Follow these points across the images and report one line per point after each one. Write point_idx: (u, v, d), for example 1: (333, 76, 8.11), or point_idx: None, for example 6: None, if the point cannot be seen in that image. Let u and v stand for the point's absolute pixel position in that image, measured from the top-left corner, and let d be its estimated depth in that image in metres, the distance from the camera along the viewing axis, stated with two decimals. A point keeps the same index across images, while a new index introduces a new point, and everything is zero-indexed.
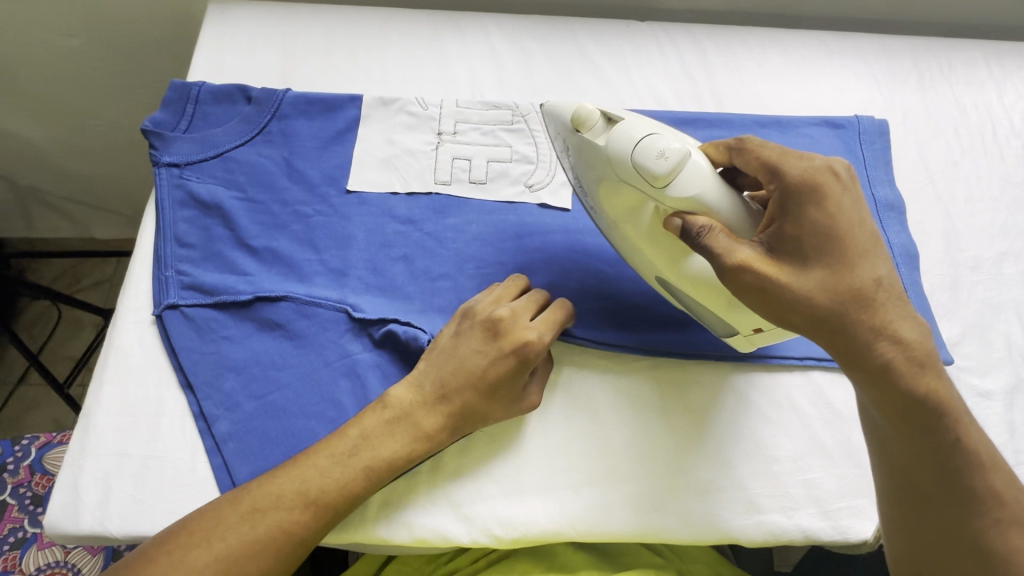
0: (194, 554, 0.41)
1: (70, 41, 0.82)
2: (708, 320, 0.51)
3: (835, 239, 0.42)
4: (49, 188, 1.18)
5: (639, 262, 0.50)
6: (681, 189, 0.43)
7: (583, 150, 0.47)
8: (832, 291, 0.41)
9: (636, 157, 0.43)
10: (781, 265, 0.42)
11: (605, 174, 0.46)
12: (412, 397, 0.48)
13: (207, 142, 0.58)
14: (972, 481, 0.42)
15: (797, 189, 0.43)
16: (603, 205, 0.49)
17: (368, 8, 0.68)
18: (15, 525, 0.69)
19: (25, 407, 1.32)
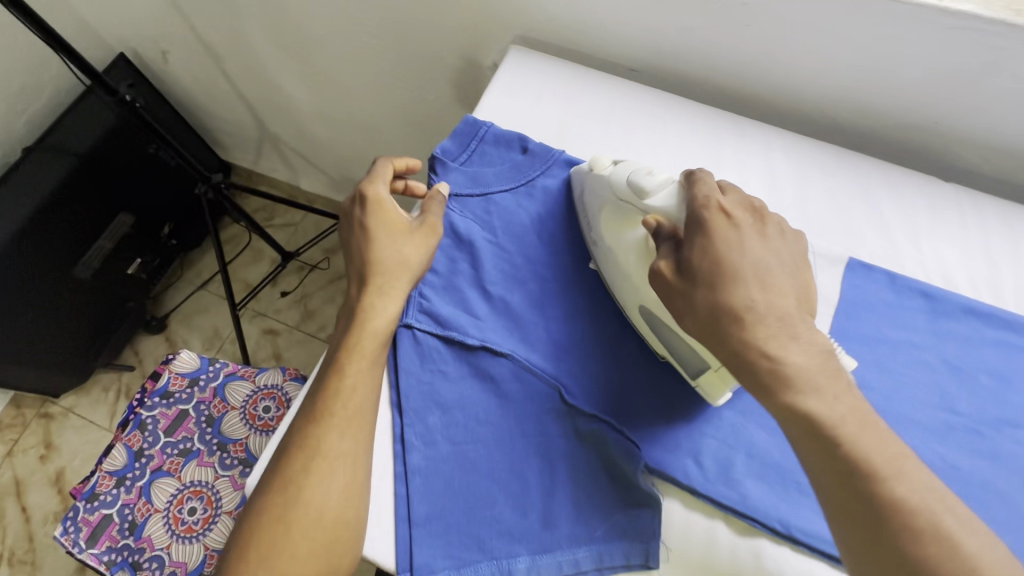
0: (262, 517, 0.44)
1: (370, 40, 0.90)
2: (683, 353, 0.50)
3: (725, 263, 0.45)
4: (287, 138, 1.35)
5: (624, 293, 0.54)
6: (660, 200, 0.51)
7: (592, 179, 0.58)
8: (714, 302, 0.44)
9: (628, 177, 0.52)
10: (682, 277, 0.46)
11: (608, 199, 0.55)
12: (360, 286, 0.52)
13: (477, 180, 0.62)
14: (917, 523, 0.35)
15: (698, 214, 0.47)
16: (601, 231, 0.56)
17: (652, 90, 0.68)
18: (188, 434, 0.79)
19: (197, 309, 1.51)
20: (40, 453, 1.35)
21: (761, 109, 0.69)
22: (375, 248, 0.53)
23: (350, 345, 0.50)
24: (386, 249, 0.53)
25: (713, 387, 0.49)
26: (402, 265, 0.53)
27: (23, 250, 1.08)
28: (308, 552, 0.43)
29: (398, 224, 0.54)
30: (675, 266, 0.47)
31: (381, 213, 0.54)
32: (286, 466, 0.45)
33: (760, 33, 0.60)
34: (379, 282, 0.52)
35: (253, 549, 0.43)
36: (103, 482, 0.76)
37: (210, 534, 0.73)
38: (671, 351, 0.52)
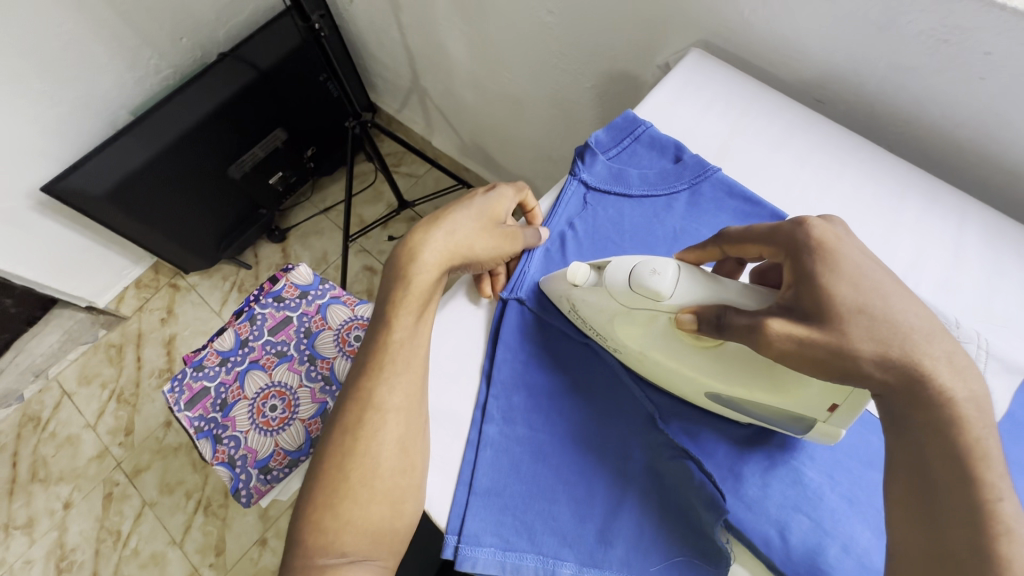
0: (344, 441, 0.47)
1: (545, 17, 0.90)
2: (770, 416, 0.45)
3: (866, 284, 0.38)
4: (434, 94, 1.41)
5: (676, 384, 0.48)
6: (680, 295, 0.43)
7: (580, 295, 0.49)
8: (876, 339, 0.36)
9: (632, 279, 0.45)
10: (818, 323, 0.37)
11: (613, 309, 0.47)
12: (422, 230, 0.53)
13: (620, 177, 0.60)
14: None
15: (797, 240, 0.40)
16: (622, 338, 0.48)
17: (836, 126, 0.62)
18: (287, 339, 0.86)
19: (314, 231, 1.64)
20: (162, 316, 1.55)
21: (961, 177, 0.60)
22: (459, 212, 0.54)
23: (403, 301, 0.51)
24: (463, 222, 0.54)
25: (820, 434, 0.45)
26: (462, 238, 0.53)
27: (196, 139, 1.22)
28: (377, 509, 0.45)
29: (492, 224, 0.54)
30: (791, 314, 0.39)
31: (489, 200, 0.56)
32: (370, 425, 0.47)
33: (998, 92, 0.52)
34: (435, 239, 0.53)
35: (333, 480, 0.46)
36: (211, 358, 0.85)
37: (283, 433, 0.80)
38: (752, 418, 0.47)
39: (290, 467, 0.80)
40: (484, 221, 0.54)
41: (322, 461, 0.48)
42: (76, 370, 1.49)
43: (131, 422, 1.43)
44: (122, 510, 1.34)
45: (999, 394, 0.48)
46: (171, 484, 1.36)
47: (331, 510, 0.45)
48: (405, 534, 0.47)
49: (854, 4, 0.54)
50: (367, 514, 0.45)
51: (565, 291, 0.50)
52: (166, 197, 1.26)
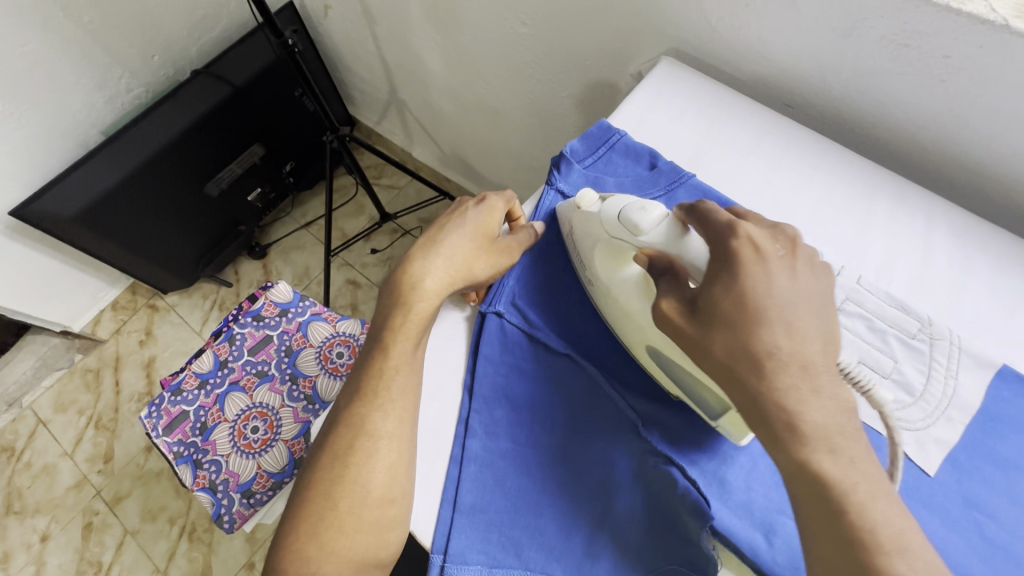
0: (323, 465, 0.46)
1: (519, 28, 0.90)
2: (698, 394, 0.46)
3: (752, 302, 0.38)
4: (412, 106, 1.41)
5: (627, 335, 0.50)
6: (652, 236, 0.46)
7: (579, 217, 0.53)
8: (737, 352, 0.37)
9: (620, 211, 0.48)
10: (694, 322, 0.40)
11: (598, 236, 0.51)
12: (416, 257, 0.52)
13: (597, 186, 0.60)
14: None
15: (719, 249, 0.40)
16: (595, 269, 0.52)
17: (805, 130, 0.63)
18: (267, 358, 0.84)
19: (295, 246, 1.62)
20: (140, 338, 1.51)
21: (928, 178, 0.62)
22: (452, 233, 0.52)
23: (394, 324, 0.50)
24: (459, 244, 0.52)
25: (734, 428, 0.45)
26: (458, 259, 0.52)
27: (171, 158, 1.20)
28: (365, 543, 0.44)
29: (486, 240, 0.53)
30: (686, 310, 0.41)
31: (481, 215, 0.54)
32: (357, 451, 0.46)
33: (957, 94, 0.53)
34: (432, 264, 0.51)
35: (316, 509, 0.45)
36: (189, 381, 0.83)
37: (266, 455, 0.78)
38: (682, 392, 0.48)
39: (274, 490, 0.78)
40: (478, 239, 0.53)
41: (302, 487, 0.47)
42: (52, 397, 1.45)
43: (110, 448, 1.39)
44: (103, 540, 1.30)
45: (971, 388, 0.49)
46: (153, 511, 1.32)
47: (310, 537, 0.44)
48: (388, 561, 0.46)
49: (816, 10, 0.55)
50: (353, 543, 0.44)
51: (570, 209, 0.55)
52: (140, 217, 1.23)
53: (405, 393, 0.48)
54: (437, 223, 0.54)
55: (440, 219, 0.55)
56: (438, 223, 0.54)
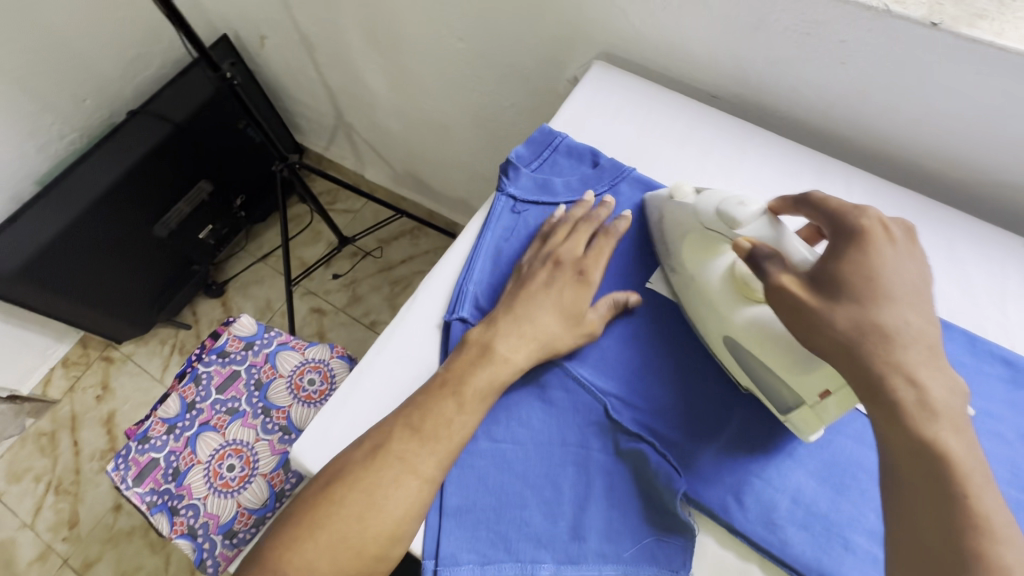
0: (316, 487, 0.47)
1: (456, 44, 0.93)
2: (777, 389, 0.48)
3: (877, 279, 0.41)
4: (359, 128, 1.41)
5: (707, 326, 0.52)
6: (749, 230, 0.48)
7: (671, 204, 0.56)
8: (859, 324, 0.39)
9: (718, 207, 0.50)
10: (818, 291, 0.42)
11: (692, 227, 0.53)
12: (505, 342, 0.52)
13: (545, 188, 0.62)
14: (986, 551, 0.34)
15: (846, 227, 0.44)
16: (684, 260, 0.54)
17: (730, 117, 0.68)
18: (236, 394, 0.83)
19: (255, 280, 1.59)
20: (97, 393, 1.45)
21: (844, 150, 0.67)
22: (539, 312, 0.53)
23: None
24: (544, 321, 0.53)
25: (805, 424, 0.47)
26: (542, 334, 0.53)
27: (118, 201, 1.17)
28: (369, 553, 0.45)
29: (576, 318, 0.54)
30: (806, 280, 0.43)
31: (567, 293, 0.54)
32: (376, 470, 0.47)
33: (856, 73, 0.59)
34: (511, 326, 0.53)
35: (309, 524, 0.46)
36: (156, 427, 0.81)
37: (244, 492, 0.76)
38: (758, 385, 0.50)
39: (257, 527, 0.75)
40: (564, 314, 0.54)
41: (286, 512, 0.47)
42: (4, 467, 1.36)
43: (74, 512, 1.32)
44: None
45: None
46: (128, 571, 1.26)
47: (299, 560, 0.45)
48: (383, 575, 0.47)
49: (725, 7, 0.60)
50: (346, 559, 0.45)
51: (662, 200, 0.57)
52: (86, 266, 1.19)
53: (447, 417, 0.49)
54: (524, 294, 0.54)
55: (526, 285, 0.55)
56: (526, 295, 0.54)
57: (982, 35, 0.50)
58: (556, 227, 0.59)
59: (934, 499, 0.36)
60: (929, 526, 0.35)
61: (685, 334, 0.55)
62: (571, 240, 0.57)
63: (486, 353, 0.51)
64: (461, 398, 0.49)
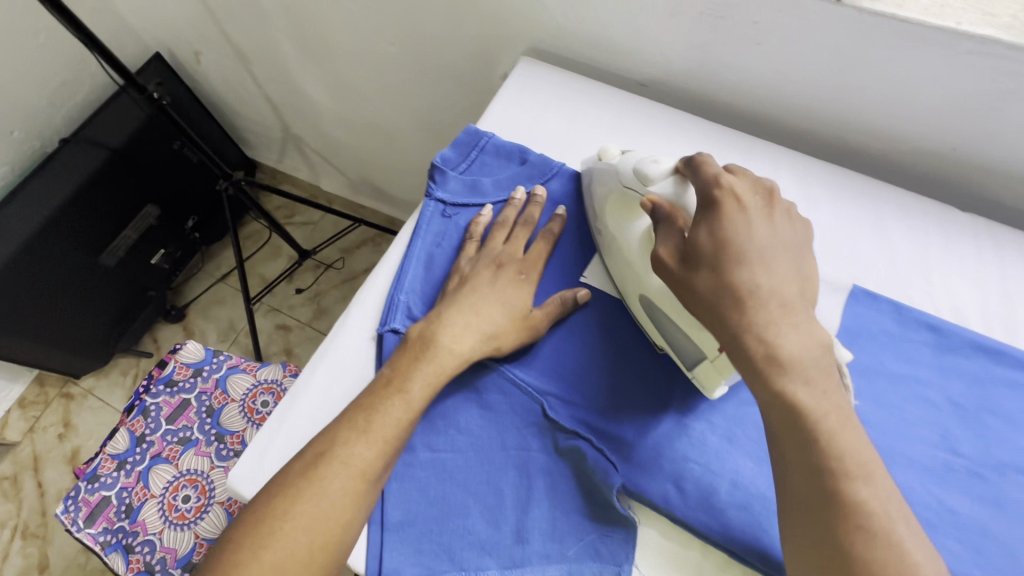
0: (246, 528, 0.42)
1: (388, 48, 0.92)
2: (681, 342, 0.49)
3: (735, 245, 0.42)
4: (308, 138, 1.38)
5: (625, 285, 0.54)
6: (660, 188, 0.49)
7: (600, 167, 0.57)
8: (717, 289, 0.42)
9: (633, 167, 0.51)
10: (686, 261, 0.44)
11: (613, 189, 0.54)
12: (456, 343, 0.51)
13: (475, 189, 0.62)
14: (847, 489, 0.36)
15: (709, 195, 0.44)
16: (606, 221, 0.56)
17: (658, 105, 0.68)
18: (188, 423, 0.81)
19: (215, 301, 1.56)
20: (59, 432, 1.40)
21: (773, 130, 0.68)
22: (488, 308, 0.53)
23: None
24: (491, 317, 0.53)
25: (708, 379, 0.48)
26: (486, 327, 0.52)
27: (55, 236, 1.12)
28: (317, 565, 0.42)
29: (519, 314, 0.54)
30: (678, 251, 0.45)
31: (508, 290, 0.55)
32: (319, 477, 0.44)
33: (774, 52, 0.59)
34: (454, 318, 0.52)
35: (246, 548, 0.41)
36: (106, 465, 0.79)
37: (202, 522, 0.74)
38: (669, 343, 0.51)
39: None
40: (511, 311, 0.53)
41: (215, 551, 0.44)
42: None
43: (44, 556, 1.28)
44: None
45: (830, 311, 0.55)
46: None
47: None
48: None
49: None
50: None
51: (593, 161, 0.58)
52: (31, 305, 1.14)
53: (396, 417, 0.47)
54: (469, 290, 0.54)
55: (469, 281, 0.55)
56: (470, 290, 0.54)
57: (885, 8, 0.51)
58: (494, 231, 0.59)
59: (804, 448, 0.38)
60: (799, 470, 0.38)
61: (618, 325, 0.55)
62: (509, 241, 0.58)
63: (429, 346, 0.51)
64: (408, 397, 0.48)
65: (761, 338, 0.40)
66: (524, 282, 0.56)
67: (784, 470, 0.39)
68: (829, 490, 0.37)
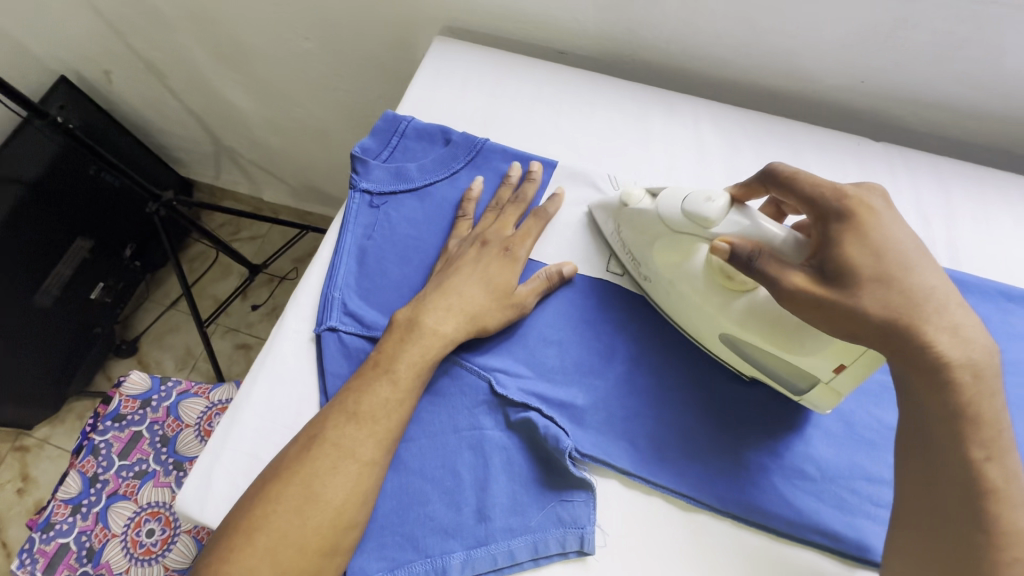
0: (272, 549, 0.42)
1: (304, 44, 0.89)
2: (779, 369, 0.48)
3: (887, 254, 0.39)
4: (241, 150, 1.33)
5: (695, 325, 0.50)
6: (723, 226, 0.46)
7: (624, 217, 0.53)
8: (888, 309, 0.38)
9: (682, 208, 0.48)
10: (837, 284, 0.39)
11: (656, 233, 0.51)
12: (437, 327, 0.50)
13: (400, 175, 0.60)
14: (997, 519, 0.36)
15: (832, 208, 0.42)
16: (651, 265, 0.52)
17: (578, 71, 0.67)
18: (142, 456, 0.78)
19: (169, 329, 1.50)
20: (19, 486, 1.34)
21: (692, 83, 0.68)
22: (469, 287, 0.52)
23: None
24: (473, 299, 0.52)
25: (821, 397, 0.47)
26: (469, 305, 0.52)
27: None
28: (315, 548, 0.42)
29: (504, 291, 0.53)
30: (817, 275, 0.40)
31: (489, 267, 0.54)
32: (311, 460, 0.45)
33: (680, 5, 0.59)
34: (437, 301, 0.52)
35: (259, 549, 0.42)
36: (59, 511, 0.75)
37: (170, 554, 0.71)
38: (761, 368, 0.49)
39: None
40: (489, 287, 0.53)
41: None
42: None
43: None
44: None
45: None
46: None
47: None
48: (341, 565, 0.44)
49: None
50: None
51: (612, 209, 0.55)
52: None
53: (383, 398, 0.47)
54: (450, 291, 0.52)
55: (444, 279, 0.53)
56: (451, 291, 0.52)
57: None
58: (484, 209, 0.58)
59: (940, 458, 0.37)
60: (942, 501, 0.37)
61: (557, 293, 0.55)
62: (498, 220, 0.57)
63: (414, 328, 0.50)
64: (395, 376, 0.48)
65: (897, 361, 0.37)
66: (510, 259, 0.55)
67: (917, 494, 0.38)
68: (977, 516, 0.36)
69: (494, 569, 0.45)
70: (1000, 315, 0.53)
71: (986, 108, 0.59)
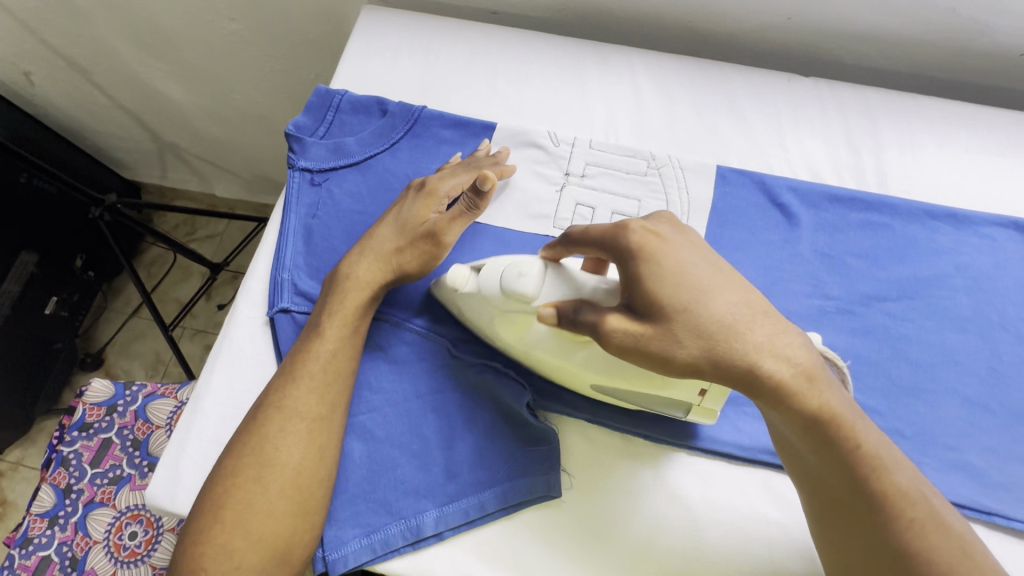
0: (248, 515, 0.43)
1: (231, 25, 0.85)
2: (656, 403, 0.47)
3: (686, 279, 0.38)
4: (185, 145, 1.28)
5: (568, 379, 0.48)
6: (544, 296, 0.43)
7: (460, 297, 0.48)
8: (701, 342, 0.37)
9: (501, 285, 0.44)
10: (646, 316, 0.38)
11: (491, 311, 0.47)
12: (359, 274, 0.51)
13: (340, 150, 0.59)
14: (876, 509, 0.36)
15: (620, 247, 0.40)
16: (506, 340, 0.48)
17: (512, 30, 0.66)
18: (115, 462, 0.77)
19: (133, 337, 1.46)
20: None
21: (627, 33, 0.68)
22: (383, 229, 0.53)
23: None
24: (390, 238, 0.52)
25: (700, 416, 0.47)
26: (384, 247, 0.52)
27: None
28: (283, 510, 0.43)
29: (421, 225, 0.52)
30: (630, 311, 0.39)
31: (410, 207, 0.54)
32: (259, 427, 0.45)
33: None
34: (356, 250, 0.53)
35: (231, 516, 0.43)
36: (36, 525, 0.74)
37: (156, 552, 0.71)
38: (641, 404, 0.48)
39: None
40: (403, 224, 0.53)
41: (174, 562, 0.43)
42: None
43: None
44: None
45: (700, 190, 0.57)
46: None
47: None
48: (317, 529, 0.45)
49: None
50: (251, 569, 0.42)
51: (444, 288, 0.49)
52: None
53: (319, 357, 0.48)
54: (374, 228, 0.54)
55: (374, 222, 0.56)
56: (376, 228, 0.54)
57: None
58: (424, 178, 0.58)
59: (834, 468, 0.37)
60: (837, 482, 0.37)
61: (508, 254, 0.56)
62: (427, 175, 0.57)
63: (337, 281, 0.51)
64: (326, 334, 0.49)
65: (778, 357, 0.36)
66: (429, 195, 0.54)
67: (809, 477, 0.39)
68: (865, 497, 0.36)
69: (467, 522, 0.47)
70: (925, 232, 0.55)
71: (909, 35, 0.61)
